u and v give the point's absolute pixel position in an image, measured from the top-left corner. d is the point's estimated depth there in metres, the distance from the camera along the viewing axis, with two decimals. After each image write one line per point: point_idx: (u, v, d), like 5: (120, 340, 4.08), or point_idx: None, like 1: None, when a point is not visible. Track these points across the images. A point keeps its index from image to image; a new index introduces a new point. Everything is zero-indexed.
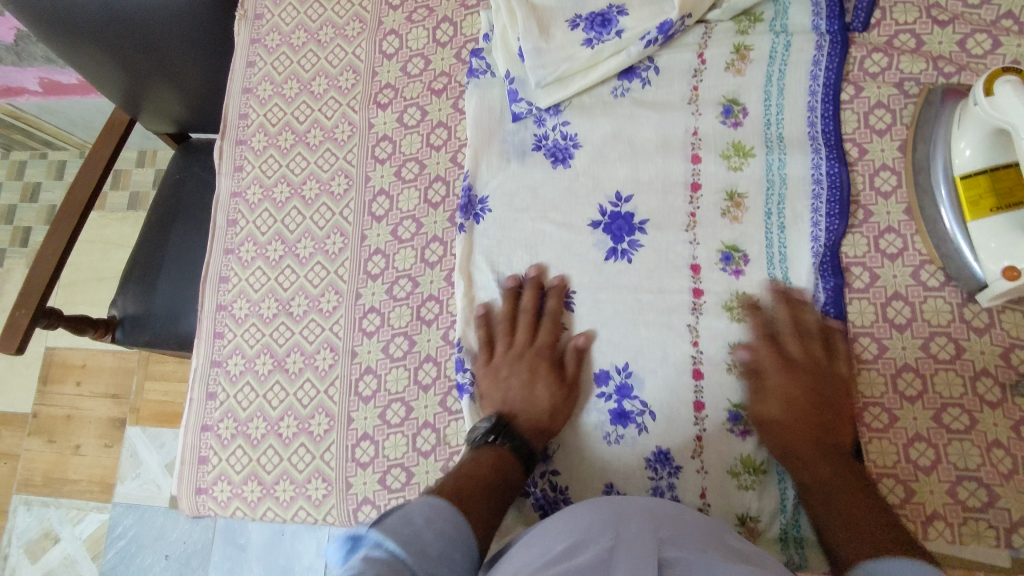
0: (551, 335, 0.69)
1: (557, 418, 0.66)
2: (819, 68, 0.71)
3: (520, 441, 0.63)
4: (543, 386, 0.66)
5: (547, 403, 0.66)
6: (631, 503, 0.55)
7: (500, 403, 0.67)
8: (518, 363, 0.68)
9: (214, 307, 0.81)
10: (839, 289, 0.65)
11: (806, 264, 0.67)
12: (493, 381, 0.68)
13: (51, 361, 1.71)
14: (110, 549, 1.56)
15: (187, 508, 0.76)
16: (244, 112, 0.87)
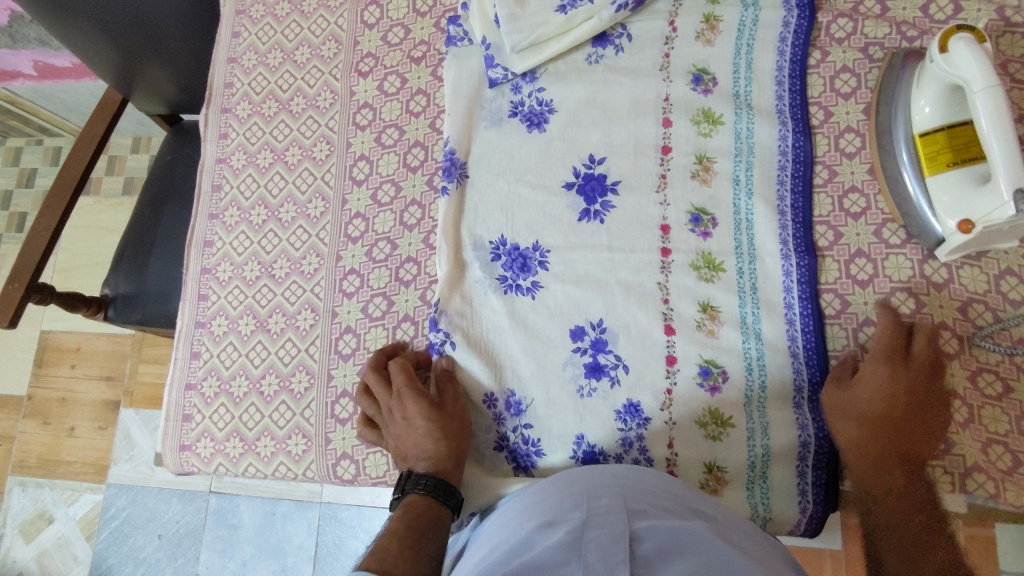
0: (405, 374, 0.68)
1: (448, 442, 0.65)
2: (785, 43, 0.73)
3: (428, 478, 0.62)
4: (419, 418, 0.65)
5: (431, 432, 0.65)
6: (600, 477, 0.56)
7: (403, 453, 0.66)
8: (390, 411, 0.68)
9: (198, 270, 0.82)
10: (810, 266, 0.67)
11: (774, 229, 0.68)
12: (388, 435, 0.68)
13: (46, 344, 1.72)
14: (104, 529, 1.58)
15: (172, 465, 0.77)
16: (229, 82, 0.89)
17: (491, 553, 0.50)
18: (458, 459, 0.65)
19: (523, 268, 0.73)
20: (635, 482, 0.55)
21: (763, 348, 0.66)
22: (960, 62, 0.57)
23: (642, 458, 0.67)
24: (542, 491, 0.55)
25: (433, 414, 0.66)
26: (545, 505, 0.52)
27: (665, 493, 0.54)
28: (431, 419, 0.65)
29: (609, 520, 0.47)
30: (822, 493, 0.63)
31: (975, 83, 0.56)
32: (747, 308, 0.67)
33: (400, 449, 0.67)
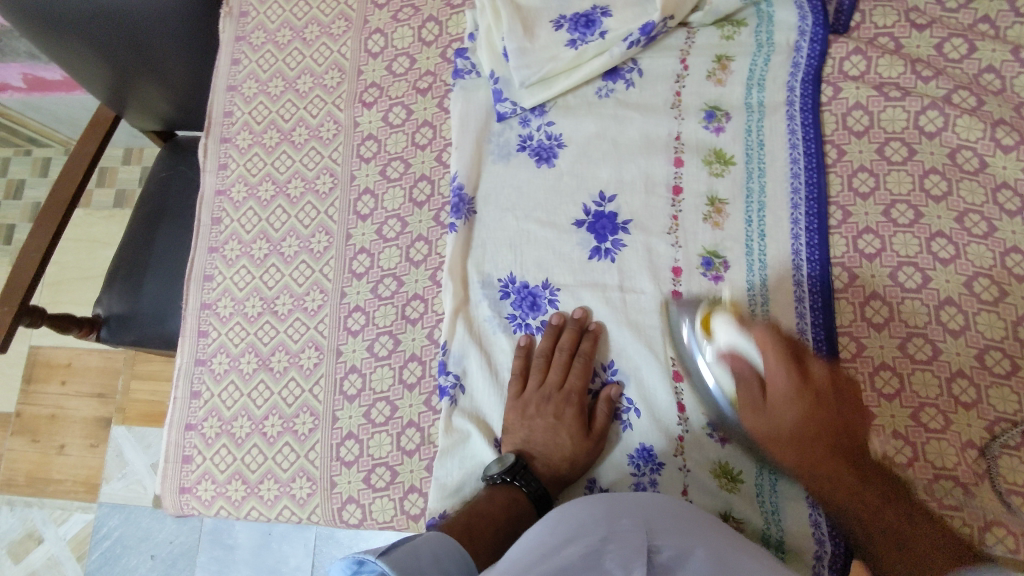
0: (582, 381, 0.68)
1: (571, 468, 0.65)
2: (795, 86, 0.72)
3: (537, 484, 0.63)
4: (569, 431, 0.65)
5: (565, 450, 0.65)
6: (620, 504, 0.56)
7: (524, 440, 0.66)
8: (547, 399, 0.67)
9: (198, 305, 0.80)
10: (827, 307, 0.65)
11: (788, 279, 0.67)
12: (521, 413, 0.67)
13: (35, 361, 1.69)
14: (95, 549, 1.55)
15: (171, 507, 0.75)
16: (229, 110, 0.87)
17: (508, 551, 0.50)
18: (562, 486, 0.66)
19: (533, 307, 0.72)
20: (651, 503, 0.57)
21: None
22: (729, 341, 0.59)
23: None
24: (559, 511, 0.55)
25: (583, 437, 0.65)
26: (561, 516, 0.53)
27: (682, 517, 0.56)
28: (578, 442, 0.65)
29: (629, 530, 0.50)
30: (839, 563, 0.60)
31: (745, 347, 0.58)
32: None
33: (522, 432, 0.67)
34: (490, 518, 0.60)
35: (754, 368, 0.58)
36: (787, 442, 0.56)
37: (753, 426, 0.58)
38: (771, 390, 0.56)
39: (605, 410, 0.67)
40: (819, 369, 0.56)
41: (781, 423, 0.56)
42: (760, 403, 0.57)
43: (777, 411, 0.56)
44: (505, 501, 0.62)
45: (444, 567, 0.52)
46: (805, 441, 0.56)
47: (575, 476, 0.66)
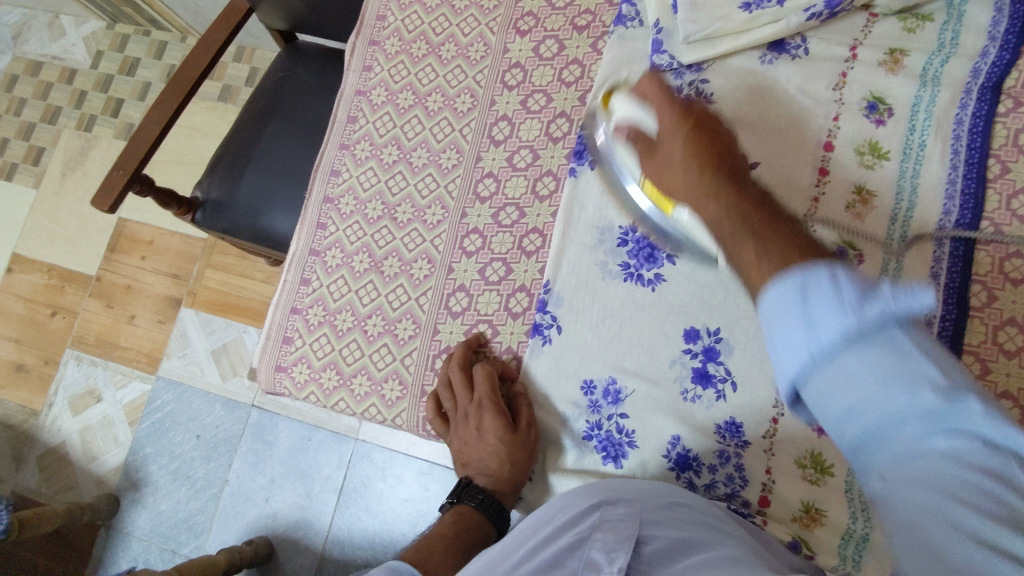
0: (492, 387, 0.68)
1: (512, 469, 0.67)
2: (970, 96, 0.67)
3: (484, 496, 0.68)
4: (493, 434, 0.67)
5: (498, 456, 0.66)
6: (630, 485, 0.61)
7: (467, 456, 0.70)
8: (465, 416, 0.69)
9: (321, 198, 0.83)
10: (959, 324, 0.63)
11: (923, 291, 0.64)
12: (454, 437, 0.71)
13: (122, 232, 1.76)
14: (147, 418, 1.63)
15: (264, 381, 0.79)
16: (383, 14, 0.88)
17: (512, 540, 0.59)
18: (517, 485, 0.68)
19: (649, 259, 0.69)
20: (656, 496, 0.58)
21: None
22: (625, 112, 0.64)
23: (737, 475, 0.63)
24: (565, 498, 0.61)
25: (510, 436, 0.67)
26: (557, 512, 0.59)
27: (690, 501, 0.58)
28: (503, 441, 0.66)
29: (619, 526, 0.54)
30: None
31: (645, 123, 0.62)
32: None
33: (464, 453, 0.71)
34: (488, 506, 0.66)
35: (649, 133, 0.62)
36: (673, 180, 0.58)
37: (654, 174, 0.61)
38: (657, 126, 0.61)
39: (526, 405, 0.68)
40: (710, 125, 0.59)
41: (662, 119, 0.60)
42: (653, 151, 0.61)
43: (664, 153, 0.59)
44: (451, 519, 0.67)
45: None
46: (693, 165, 0.56)
47: (525, 471, 0.67)
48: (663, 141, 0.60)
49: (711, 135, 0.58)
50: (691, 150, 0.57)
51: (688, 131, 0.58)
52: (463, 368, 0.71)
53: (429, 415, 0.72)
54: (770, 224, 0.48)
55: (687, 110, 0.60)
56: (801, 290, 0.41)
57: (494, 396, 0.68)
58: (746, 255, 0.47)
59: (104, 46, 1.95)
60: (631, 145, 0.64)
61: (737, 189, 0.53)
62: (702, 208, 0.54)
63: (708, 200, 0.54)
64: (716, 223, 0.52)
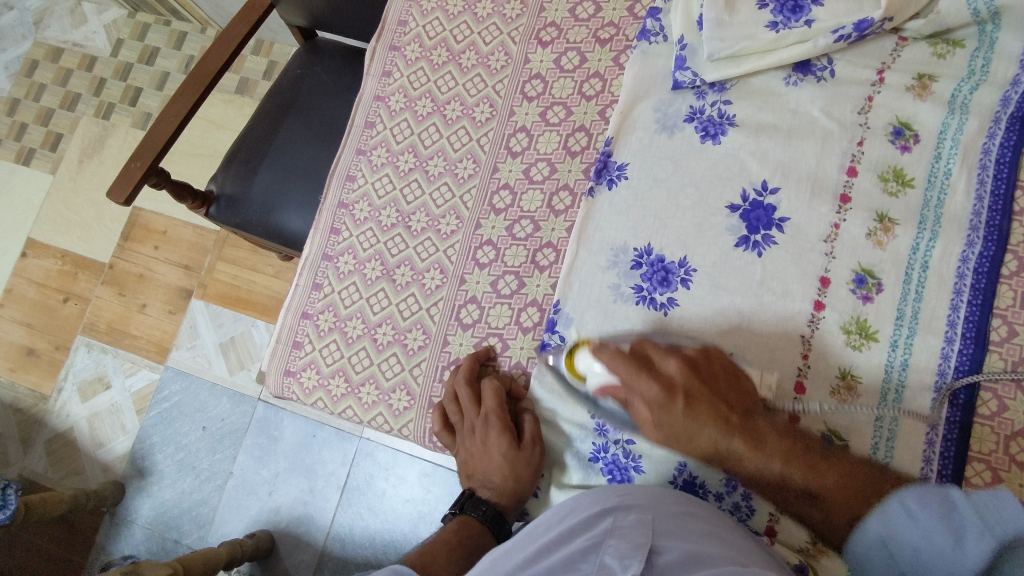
0: (498, 402, 0.68)
1: (515, 484, 0.65)
2: (999, 126, 0.66)
3: (486, 507, 0.67)
4: (497, 449, 0.66)
5: (502, 470, 0.65)
6: (637, 489, 0.60)
7: (472, 470, 0.69)
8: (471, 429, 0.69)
9: (336, 203, 0.83)
10: (977, 361, 0.61)
11: (942, 323, 0.63)
12: (460, 449, 0.70)
13: (135, 222, 1.77)
14: (154, 408, 1.64)
15: (272, 385, 0.79)
16: (404, 20, 0.88)
17: (520, 539, 0.59)
18: (520, 500, 0.66)
19: (663, 282, 0.68)
20: (667, 502, 0.58)
21: (894, 437, 0.61)
22: (598, 378, 0.63)
23: (744, 503, 0.62)
24: (573, 500, 0.61)
25: (514, 451, 0.65)
26: (568, 515, 0.58)
27: (698, 511, 0.57)
28: (507, 456, 0.65)
29: (632, 535, 0.54)
30: None
31: (624, 382, 0.62)
32: (892, 384, 0.62)
33: (469, 466, 0.70)
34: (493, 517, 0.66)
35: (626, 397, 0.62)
36: (684, 440, 0.61)
37: (657, 439, 0.62)
38: (645, 415, 0.61)
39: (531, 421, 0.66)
40: (700, 361, 0.63)
41: (646, 396, 0.61)
42: (658, 394, 0.61)
43: (671, 416, 0.60)
44: (454, 527, 0.67)
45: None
46: (709, 418, 0.60)
47: (529, 487, 0.66)
48: (665, 415, 0.61)
49: (712, 380, 0.62)
50: (698, 413, 0.60)
51: (693, 389, 0.61)
52: (471, 382, 0.70)
53: (435, 428, 0.71)
54: (819, 461, 0.58)
55: (672, 385, 0.61)
56: (886, 532, 0.54)
57: (500, 410, 0.68)
58: (829, 504, 0.57)
59: (124, 34, 1.96)
60: (616, 401, 0.64)
61: (762, 430, 0.60)
62: (741, 456, 0.60)
63: (750, 456, 0.59)
64: (760, 469, 0.59)
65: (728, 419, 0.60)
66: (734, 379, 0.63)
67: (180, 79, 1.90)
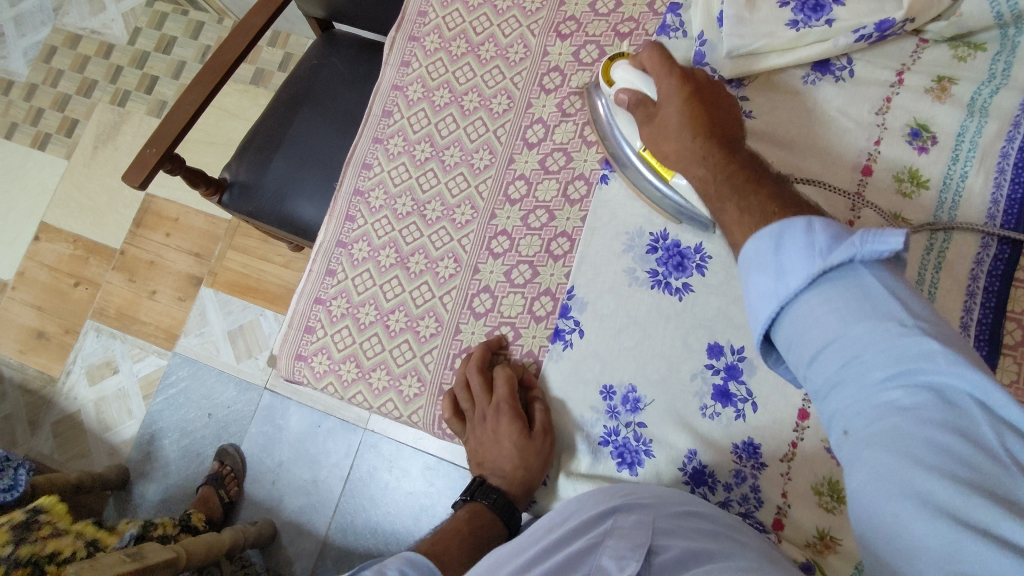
0: (510, 391, 0.68)
1: (525, 474, 0.67)
2: (1019, 129, 0.64)
3: (495, 496, 0.68)
4: (508, 439, 0.67)
5: (512, 460, 0.67)
6: (645, 488, 0.60)
7: (483, 458, 0.71)
8: (482, 418, 0.69)
9: (351, 190, 0.83)
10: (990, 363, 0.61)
11: (954, 325, 0.63)
12: (470, 436, 0.71)
13: (148, 208, 1.78)
14: (161, 393, 1.65)
15: (284, 369, 0.80)
16: (425, 10, 0.88)
17: (527, 533, 0.60)
18: (529, 489, 0.68)
19: (678, 267, 0.68)
20: (672, 502, 0.57)
21: (938, 271, 0.64)
22: (628, 79, 0.68)
23: (752, 496, 0.62)
24: (580, 499, 0.60)
25: (525, 442, 0.66)
26: (573, 511, 0.59)
27: (705, 512, 0.57)
28: (518, 446, 0.66)
29: (632, 534, 0.55)
30: None
31: (643, 87, 0.66)
32: None
33: (479, 453, 0.71)
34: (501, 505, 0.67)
35: (645, 97, 0.66)
36: (670, 133, 0.63)
37: (649, 141, 0.65)
38: (657, 94, 0.64)
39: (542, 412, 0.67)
40: (701, 76, 0.63)
41: (660, 89, 0.64)
42: (650, 121, 0.65)
43: (665, 109, 0.63)
44: (466, 515, 0.69)
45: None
46: (684, 132, 0.61)
47: (538, 476, 0.67)
48: (662, 105, 0.64)
49: (708, 97, 0.62)
50: (689, 111, 0.61)
51: (690, 91, 0.62)
52: (482, 370, 0.70)
53: (445, 415, 0.71)
54: (760, 184, 0.54)
55: (685, 79, 0.63)
56: (777, 242, 0.47)
57: (512, 400, 0.68)
58: (738, 235, 0.52)
59: (142, 23, 1.97)
60: (636, 113, 0.67)
61: (727, 147, 0.59)
62: (696, 168, 0.59)
63: (701, 167, 0.59)
64: (706, 180, 0.58)
65: (704, 126, 0.60)
66: (729, 114, 0.62)
67: (196, 68, 1.91)
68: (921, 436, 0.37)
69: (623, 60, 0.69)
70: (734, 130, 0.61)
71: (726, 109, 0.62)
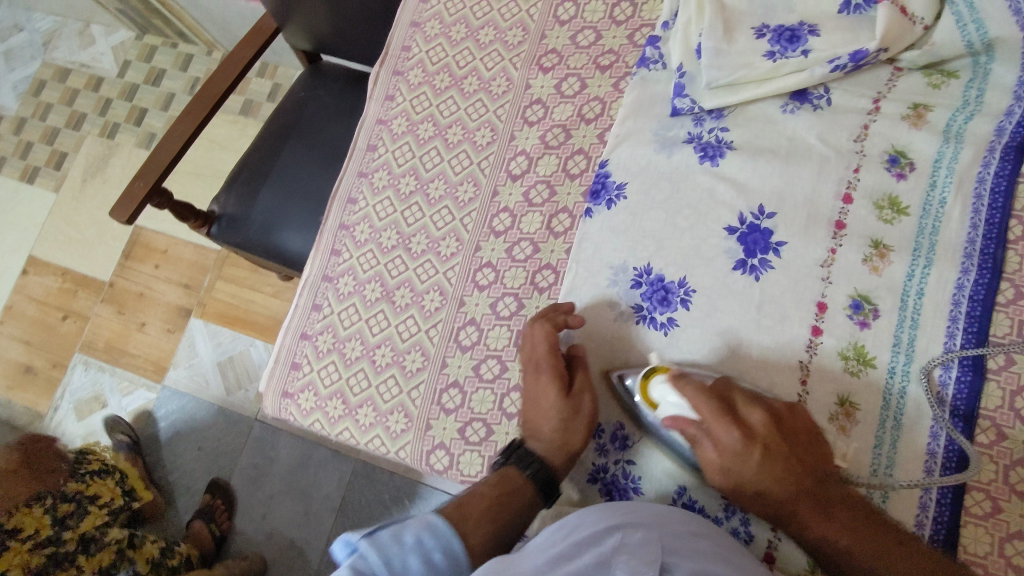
0: (550, 351, 0.66)
1: (563, 438, 0.63)
2: (994, 155, 0.66)
3: (537, 465, 0.63)
4: (547, 400, 0.64)
5: (550, 422, 0.64)
6: (639, 510, 0.59)
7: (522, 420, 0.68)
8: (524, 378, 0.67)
9: (337, 225, 0.83)
10: (976, 388, 0.61)
11: (938, 350, 0.62)
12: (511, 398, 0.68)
13: (137, 240, 1.78)
14: (150, 427, 1.63)
15: (270, 407, 0.79)
16: (408, 45, 0.89)
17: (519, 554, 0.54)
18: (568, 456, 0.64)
19: (663, 302, 0.69)
20: (672, 525, 0.56)
21: (897, 443, 0.61)
22: (675, 411, 0.59)
23: (742, 529, 0.62)
24: (575, 517, 0.57)
25: (564, 404, 0.64)
26: (572, 530, 0.55)
27: (700, 533, 0.56)
28: (556, 407, 0.63)
29: (642, 551, 0.51)
30: None
31: (698, 423, 0.58)
32: (889, 412, 0.62)
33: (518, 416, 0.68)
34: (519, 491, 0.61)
35: (699, 440, 0.59)
36: (750, 493, 0.57)
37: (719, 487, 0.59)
38: (717, 443, 0.58)
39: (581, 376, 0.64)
40: (757, 418, 0.58)
41: (722, 445, 0.57)
42: (720, 450, 0.58)
43: (736, 467, 0.57)
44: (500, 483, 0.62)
45: (445, 539, 0.54)
46: (780, 485, 0.56)
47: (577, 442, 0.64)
48: (731, 460, 0.57)
49: (787, 449, 0.57)
50: (774, 476, 0.56)
51: (767, 446, 0.57)
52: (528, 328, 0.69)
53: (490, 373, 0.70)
54: (888, 542, 0.54)
55: (753, 436, 0.57)
56: None
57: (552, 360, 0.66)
58: None
59: (131, 56, 1.98)
60: (685, 438, 0.60)
61: (832, 496, 0.56)
62: (800, 527, 0.56)
63: (808, 526, 0.56)
64: (814, 535, 0.56)
65: (793, 494, 0.56)
66: (812, 448, 0.58)
67: (185, 100, 1.92)
68: None
69: (662, 380, 0.61)
70: (825, 476, 0.57)
71: (811, 457, 0.58)
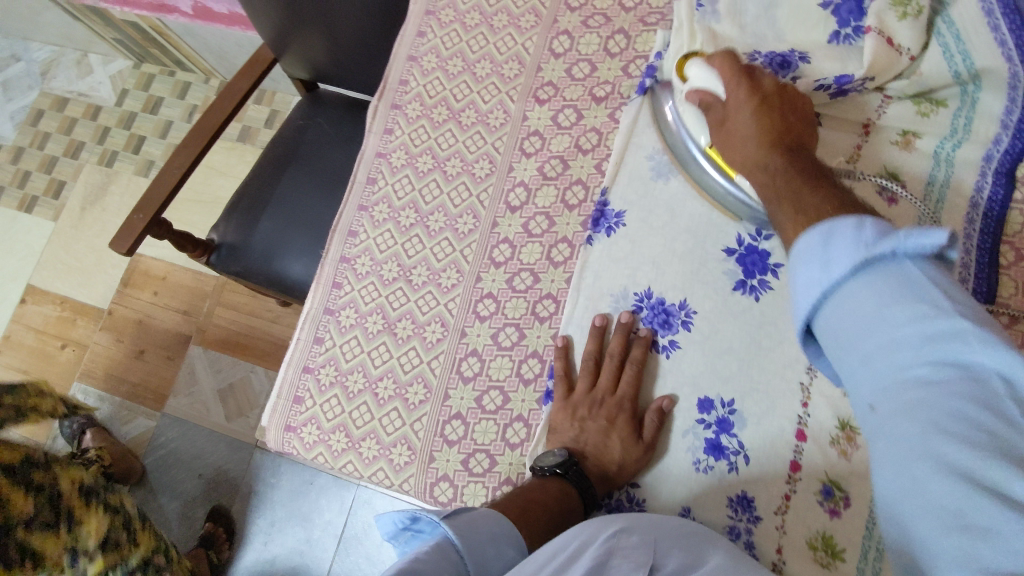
0: (632, 388, 0.67)
1: (617, 473, 0.64)
2: (984, 181, 0.66)
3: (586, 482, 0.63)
4: (617, 432, 0.65)
5: (611, 454, 0.64)
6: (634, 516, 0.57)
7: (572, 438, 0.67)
8: (599, 403, 0.67)
9: (338, 257, 0.84)
10: None
11: None
12: (572, 416, 0.68)
13: (136, 268, 1.78)
14: (149, 456, 1.61)
15: (273, 441, 0.79)
16: (406, 79, 0.90)
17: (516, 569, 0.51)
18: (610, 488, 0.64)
19: (665, 325, 0.69)
20: (667, 526, 0.55)
21: (942, 203, 0.68)
22: (700, 77, 0.66)
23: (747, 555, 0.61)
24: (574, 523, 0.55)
25: (634, 444, 0.64)
26: (568, 539, 0.52)
27: (696, 534, 0.56)
28: (624, 444, 0.64)
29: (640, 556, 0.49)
30: None
31: (713, 92, 0.65)
32: None
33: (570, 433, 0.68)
34: (543, 503, 0.61)
35: (714, 101, 0.65)
36: (751, 106, 0.61)
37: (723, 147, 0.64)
38: (726, 97, 0.63)
39: (655, 420, 0.65)
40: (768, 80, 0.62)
41: (731, 98, 0.63)
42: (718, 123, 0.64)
43: (733, 95, 0.63)
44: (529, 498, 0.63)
45: (501, 549, 0.55)
46: (755, 139, 0.60)
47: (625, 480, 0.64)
48: (733, 114, 0.62)
49: (782, 107, 0.61)
50: (761, 119, 0.60)
51: (762, 99, 0.61)
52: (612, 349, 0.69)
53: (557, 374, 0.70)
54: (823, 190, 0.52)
55: (760, 90, 0.62)
56: (825, 242, 0.44)
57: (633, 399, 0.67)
58: None
59: (129, 85, 2.00)
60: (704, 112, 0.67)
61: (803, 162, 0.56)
62: (760, 169, 0.58)
63: (767, 172, 0.57)
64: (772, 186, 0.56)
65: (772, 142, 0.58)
66: (803, 123, 0.60)
67: (183, 127, 1.94)
68: (945, 402, 0.35)
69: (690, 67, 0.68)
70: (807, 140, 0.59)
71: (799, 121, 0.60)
